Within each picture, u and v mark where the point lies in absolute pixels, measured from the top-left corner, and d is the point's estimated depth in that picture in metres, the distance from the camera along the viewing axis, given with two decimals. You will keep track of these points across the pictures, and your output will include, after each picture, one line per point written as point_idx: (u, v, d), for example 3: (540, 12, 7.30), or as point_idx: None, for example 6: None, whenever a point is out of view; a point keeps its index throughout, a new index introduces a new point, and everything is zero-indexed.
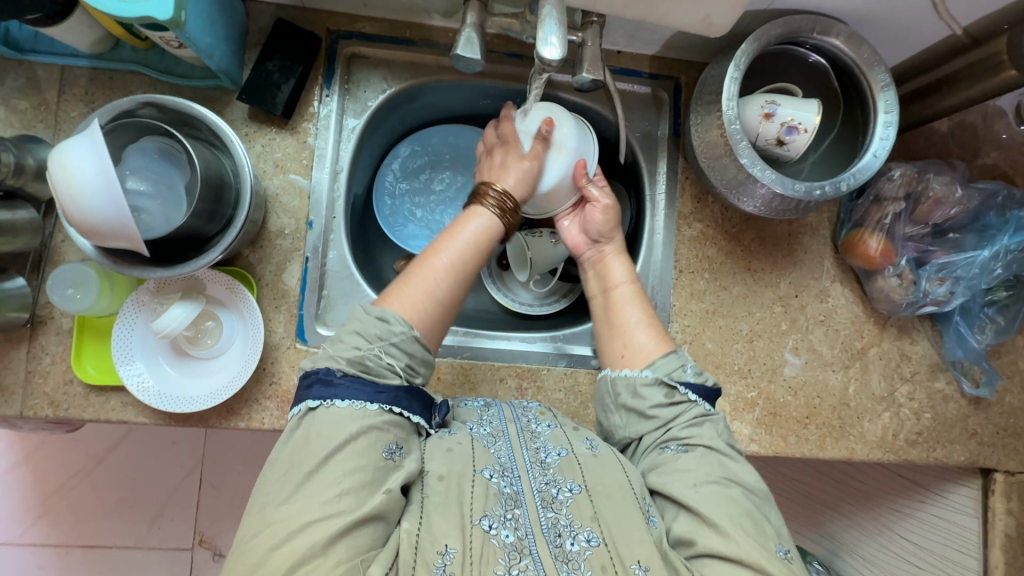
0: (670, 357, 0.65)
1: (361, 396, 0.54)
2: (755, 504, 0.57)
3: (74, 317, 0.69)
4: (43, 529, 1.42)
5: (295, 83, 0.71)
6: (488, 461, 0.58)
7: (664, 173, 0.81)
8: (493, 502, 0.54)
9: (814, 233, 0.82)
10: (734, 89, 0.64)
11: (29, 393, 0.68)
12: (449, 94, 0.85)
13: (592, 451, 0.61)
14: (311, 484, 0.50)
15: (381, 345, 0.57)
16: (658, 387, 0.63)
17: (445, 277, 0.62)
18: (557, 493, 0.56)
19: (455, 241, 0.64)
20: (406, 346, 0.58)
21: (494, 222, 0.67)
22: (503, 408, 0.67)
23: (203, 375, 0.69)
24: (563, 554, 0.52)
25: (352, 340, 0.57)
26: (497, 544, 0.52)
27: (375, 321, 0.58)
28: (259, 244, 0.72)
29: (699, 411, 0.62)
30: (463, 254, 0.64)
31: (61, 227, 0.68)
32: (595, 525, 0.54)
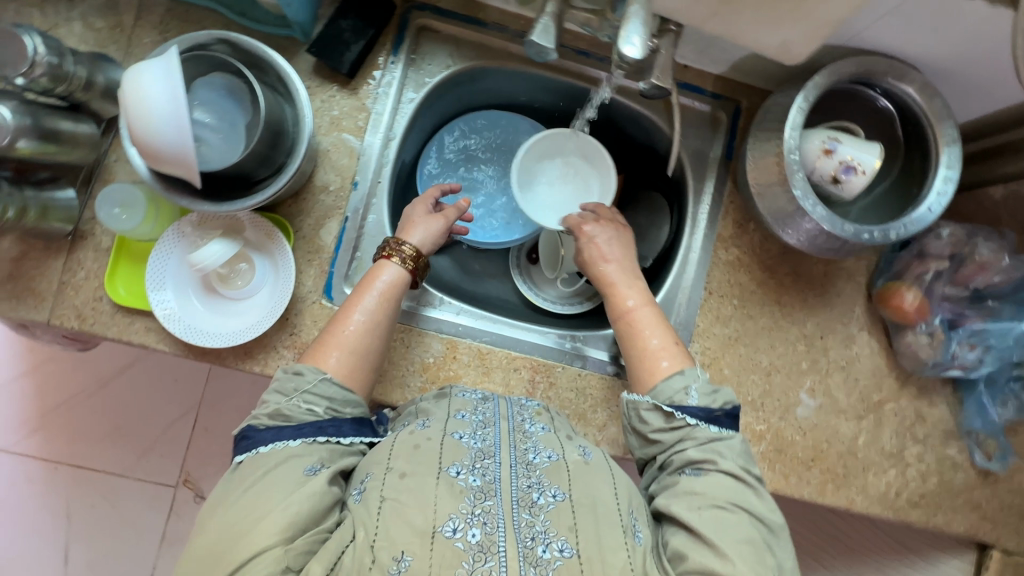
0: (673, 379, 0.65)
1: (287, 435, 0.59)
2: (764, 535, 0.57)
3: (116, 236, 0.70)
4: (37, 442, 1.48)
5: (364, 44, 0.72)
6: (458, 457, 0.58)
7: (710, 193, 0.80)
8: (461, 499, 0.55)
9: (850, 278, 0.82)
10: (799, 120, 0.64)
11: (59, 302, 0.70)
12: (510, 81, 0.85)
13: (583, 458, 0.62)
14: (253, 494, 0.55)
15: (298, 395, 0.62)
16: (657, 412, 0.64)
17: (358, 333, 0.67)
18: (538, 497, 0.57)
19: (364, 298, 0.68)
20: (323, 391, 0.62)
21: (401, 273, 0.70)
22: (500, 404, 0.67)
23: (230, 315, 0.70)
24: (533, 557, 0.53)
25: (271, 399, 0.61)
26: (461, 547, 0.52)
27: (290, 376, 0.63)
28: (302, 196, 0.73)
29: (706, 434, 0.62)
30: (372, 309, 0.68)
31: (117, 147, 0.69)
32: (571, 535, 0.54)
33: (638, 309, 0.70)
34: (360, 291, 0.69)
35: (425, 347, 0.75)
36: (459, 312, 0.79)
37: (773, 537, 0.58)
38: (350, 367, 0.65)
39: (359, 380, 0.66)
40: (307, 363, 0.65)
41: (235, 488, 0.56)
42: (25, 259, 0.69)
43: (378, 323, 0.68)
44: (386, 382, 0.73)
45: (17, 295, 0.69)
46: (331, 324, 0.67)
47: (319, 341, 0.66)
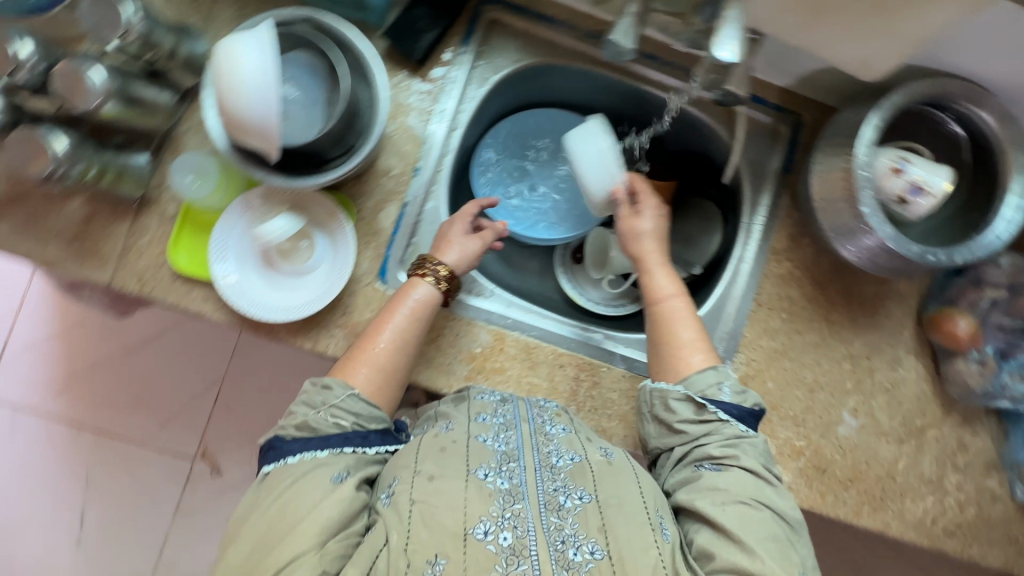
0: (707, 372, 0.67)
1: (315, 445, 0.61)
2: (786, 531, 0.59)
3: (181, 205, 0.70)
4: (62, 404, 1.51)
5: (438, 33, 0.73)
6: (484, 460, 0.60)
7: (766, 205, 0.80)
8: (490, 503, 0.56)
9: (901, 301, 0.81)
10: (871, 136, 0.64)
11: (123, 265, 0.71)
12: (572, 81, 0.85)
13: (606, 458, 0.63)
14: (286, 503, 0.57)
15: (325, 409, 0.63)
16: (688, 402, 0.65)
17: (386, 352, 0.67)
18: (564, 500, 0.58)
19: (394, 317, 0.68)
20: (351, 408, 0.64)
21: (432, 295, 0.70)
22: (519, 406, 0.67)
23: (288, 290, 0.70)
24: (565, 560, 0.54)
25: (299, 410, 0.64)
26: (493, 550, 0.53)
27: (319, 390, 0.65)
28: (364, 179, 0.73)
29: (734, 431, 0.64)
30: (401, 328, 0.68)
31: (189, 117, 0.70)
32: (601, 537, 0.56)
33: (670, 300, 0.71)
34: (391, 308, 0.69)
35: (474, 337, 0.75)
36: (508, 304, 0.79)
37: (794, 533, 0.60)
38: (378, 384, 0.66)
39: (385, 395, 0.67)
40: (335, 376, 0.66)
41: (268, 495, 0.58)
42: (93, 221, 0.71)
43: (406, 342, 0.68)
44: (432, 368, 0.74)
45: (82, 255, 0.71)
46: (360, 340, 0.68)
47: (349, 355, 0.67)
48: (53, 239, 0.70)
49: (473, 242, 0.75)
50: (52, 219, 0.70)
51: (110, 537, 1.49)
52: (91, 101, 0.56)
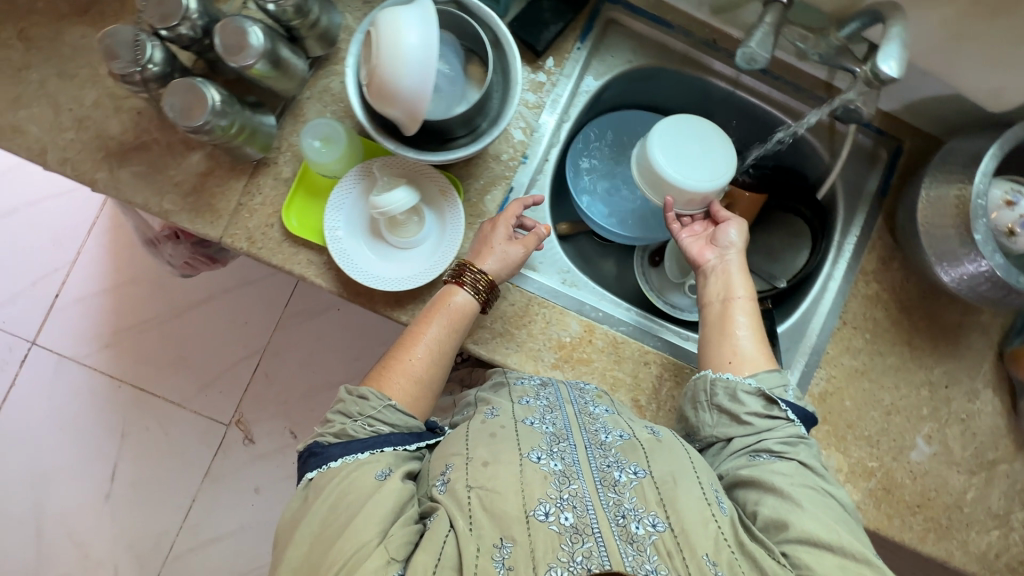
0: (775, 373, 0.66)
1: (355, 449, 0.60)
2: (845, 515, 0.60)
3: (297, 167, 0.73)
4: (106, 357, 1.53)
5: (562, 26, 0.74)
6: (534, 443, 0.59)
7: (859, 225, 0.81)
8: (547, 484, 0.55)
9: (983, 332, 0.82)
10: (990, 167, 0.65)
11: (234, 222, 0.72)
12: (677, 87, 0.86)
13: (654, 436, 0.62)
14: (339, 503, 0.56)
15: (363, 418, 0.62)
16: (758, 396, 0.64)
17: (423, 362, 0.66)
18: (619, 475, 0.57)
19: (431, 326, 0.67)
20: (388, 417, 0.63)
21: (468, 304, 0.68)
22: (560, 388, 0.68)
23: (392, 261, 0.72)
24: (628, 535, 0.53)
25: (336, 420, 0.63)
26: (557, 530, 0.52)
27: (356, 400, 0.64)
28: (475, 161, 0.75)
29: (796, 431, 0.64)
30: (439, 339, 0.67)
31: (314, 84, 0.72)
32: (660, 509, 0.54)
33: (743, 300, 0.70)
34: (428, 316, 0.68)
35: (564, 326, 0.76)
36: (600, 297, 0.80)
37: (851, 518, 0.61)
38: (415, 395, 0.66)
39: (422, 399, 0.66)
40: (369, 386, 0.65)
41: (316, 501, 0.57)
42: (211, 176, 0.72)
43: (444, 348, 0.67)
44: (521, 352, 0.75)
45: (197, 208, 0.72)
46: (398, 347, 0.67)
47: (387, 361, 0.67)
48: (170, 190, 0.72)
49: (515, 249, 0.70)
50: (172, 170, 0.72)
51: (139, 494, 1.50)
52: (248, 60, 0.58)
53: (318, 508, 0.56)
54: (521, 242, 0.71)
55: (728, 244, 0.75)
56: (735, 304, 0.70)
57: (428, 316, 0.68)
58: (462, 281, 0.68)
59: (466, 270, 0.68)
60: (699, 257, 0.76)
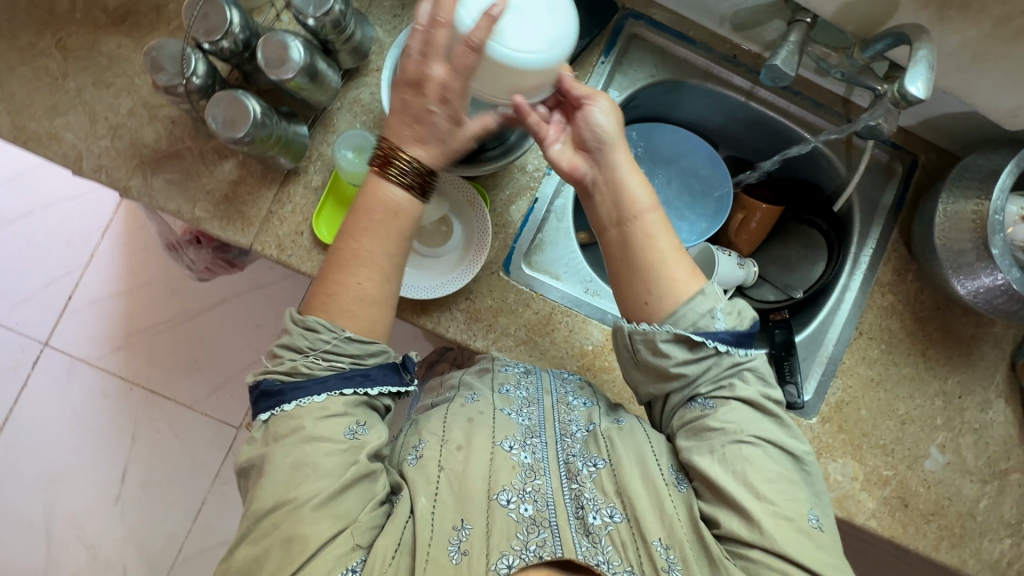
0: (697, 302, 0.60)
1: (312, 391, 0.57)
2: (792, 463, 0.58)
3: (326, 177, 0.74)
4: (117, 360, 1.54)
5: (588, 41, 0.76)
6: (509, 432, 0.62)
7: (875, 238, 0.83)
8: (513, 474, 0.59)
9: (996, 344, 0.83)
10: (1008, 183, 0.66)
11: (264, 230, 0.74)
12: (697, 100, 0.87)
13: (617, 424, 0.64)
14: (303, 469, 0.54)
15: (314, 353, 0.58)
16: (679, 343, 0.59)
17: (365, 269, 0.60)
18: (582, 467, 0.61)
19: (365, 231, 0.60)
20: (341, 349, 0.59)
21: (409, 199, 0.61)
22: (542, 376, 0.70)
23: (420, 270, 0.73)
24: (585, 527, 0.57)
25: (286, 355, 0.59)
26: (515, 518, 0.56)
27: (304, 333, 0.59)
28: (500, 171, 0.77)
29: (732, 360, 0.60)
30: (380, 243, 0.60)
31: (345, 95, 0.74)
32: (618, 501, 0.58)
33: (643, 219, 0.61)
34: (360, 220, 0.60)
35: (587, 334, 0.77)
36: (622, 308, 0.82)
37: (804, 468, 0.59)
38: (372, 321, 0.61)
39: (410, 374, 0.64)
40: (316, 316, 0.59)
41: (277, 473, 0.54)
42: (242, 185, 0.74)
43: (392, 255, 0.61)
44: (545, 359, 0.76)
45: (228, 216, 0.74)
46: (334, 261, 0.61)
47: (325, 283, 0.61)
48: (203, 198, 0.74)
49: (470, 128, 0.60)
50: (204, 179, 0.74)
51: (149, 496, 1.51)
52: (287, 74, 0.60)
53: (276, 469, 0.54)
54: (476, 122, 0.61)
55: (602, 145, 0.63)
56: (636, 225, 0.61)
57: (362, 224, 0.60)
58: (396, 175, 0.60)
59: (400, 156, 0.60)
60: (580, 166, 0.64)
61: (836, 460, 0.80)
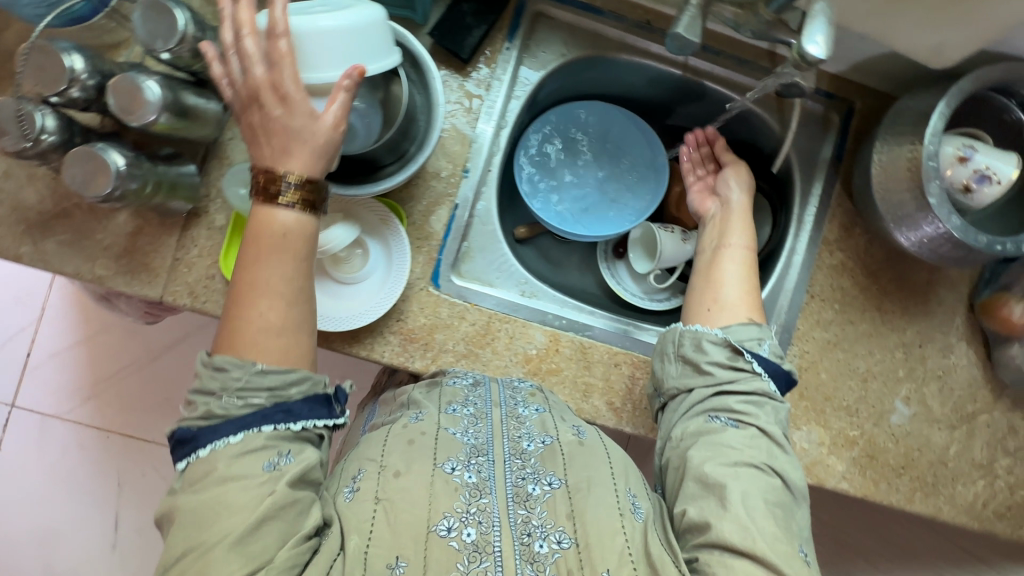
0: (750, 328, 0.67)
1: (226, 433, 0.52)
2: (789, 497, 0.58)
3: (229, 215, 0.70)
4: (89, 411, 1.50)
5: (486, 28, 0.70)
6: (452, 453, 0.58)
7: (817, 195, 0.79)
8: (455, 498, 0.54)
9: (952, 287, 0.81)
10: (940, 125, 0.62)
11: (173, 279, 0.70)
12: (619, 73, 0.82)
13: (578, 438, 0.62)
14: (213, 507, 0.49)
15: (227, 393, 0.53)
16: (723, 347, 0.65)
17: (272, 307, 0.55)
18: (533, 489, 0.56)
19: (262, 261, 0.55)
20: (256, 385, 0.54)
21: (301, 216, 0.55)
22: (491, 388, 0.67)
23: (340, 299, 0.69)
24: (530, 553, 0.52)
25: (198, 400, 0.54)
26: (456, 548, 0.51)
27: (213, 374, 0.53)
28: (415, 182, 0.72)
29: (761, 385, 0.64)
30: (280, 274, 0.55)
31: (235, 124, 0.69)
32: (569, 525, 0.54)
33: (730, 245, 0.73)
34: (252, 250, 0.55)
35: (529, 339, 0.74)
36: (561, 304, 0.79)
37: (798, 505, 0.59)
38: (282, 350, 0.55)
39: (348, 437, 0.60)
40: (223, 354, 0.54)
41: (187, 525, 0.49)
42: (141, 235, 0.69)
43: (295, 282, 0.56)
44: (488, 370, 0.73)
45: (131, 270, 0.69)
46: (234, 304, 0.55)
47: (229, 326, 0.55)
48: (101, 255, 0.69)
49: (325, 118, 0.52)
50: (99, 235, 0.69)
51: (147, 538, 1.50)
52: (149, 116, 0.55)
53: (184, 513, 0.49)
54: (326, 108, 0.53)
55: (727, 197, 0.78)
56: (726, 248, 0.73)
57: (253, 256, 0.55)
58: (278, 197, 0.54)
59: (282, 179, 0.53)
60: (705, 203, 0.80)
61: (800, 428, 0.78)
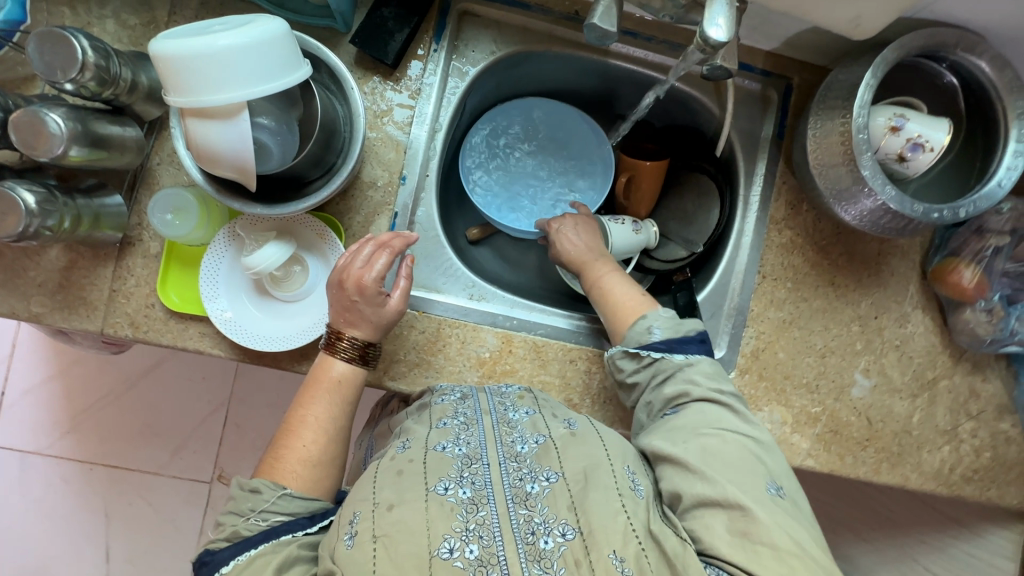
0: (636, 325, 0.68)
1: (246, 545, 0.54)
2: (753, 446, 0.57)
3: (164, 242, 0.68)
4: (69, 445, 1.37)
5: (409, 32, 0.69)
6: (443, 471, 0.54)
7: (761, 174, 0.78)
8: (453, 517, 0.51)
9: (904, 256, 0.80)
10: (868, 98, 0.62)
11: (112, 311, 0.68)
12: (554, 66, 0.82)
13: (569, 429, 0.59)
14: None
15: (254, 514, 0.56)
16: (628, 357, 0.67)
17: (316, 441, 0.61)
18: (532, 488, 0.53)
19: (315, 405, 0.62)
20: (282, 507, 0.56)
21: (351, 370, 0.64)
22: (480, 399, 0.64)
23: (284, 318, 0.68)
24: (537, 553, 0.50)
25: (228, 521, 0.56)
26: (461, 566, 0.49)
27: (247, 494, 0.57)
28: (351, 193, 0.71)
29: (673, 363, 0.64)
30: (325, 417, 0.62)
31: (160, 149, 0.68)
32: (571, 516, 0.51)
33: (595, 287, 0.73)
34: (307, 396, 0.63)
35: (480, 342, 0.74)
36: (512, 305, 0.78)
37: (766, 449, 0.58)
38: (315, 476, 0.60)
39: (319, 478, 0.60)
40: (262, 477, 0.58)
41: None
42: (74, 268, 0.68)
43: (339, 419, 0.63)
44: (442, 378, 0.73)
45: (69, 305, 0.68)
46: (282, 438, 0.61)
47: (273, 456, 0.60)
48: (36, 292, 0.68)
49: (395, 301, 0.65)
50: (33, 271, 0.68)
51: None
52: (57, 149, 0.54)
53: None
54: (397, 292, 0.66)
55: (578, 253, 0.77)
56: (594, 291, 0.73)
57: (307, 395, 0.63)
58: (337, 350, 0.64)
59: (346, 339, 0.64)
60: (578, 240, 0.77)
61: (762, 410, 0.78)
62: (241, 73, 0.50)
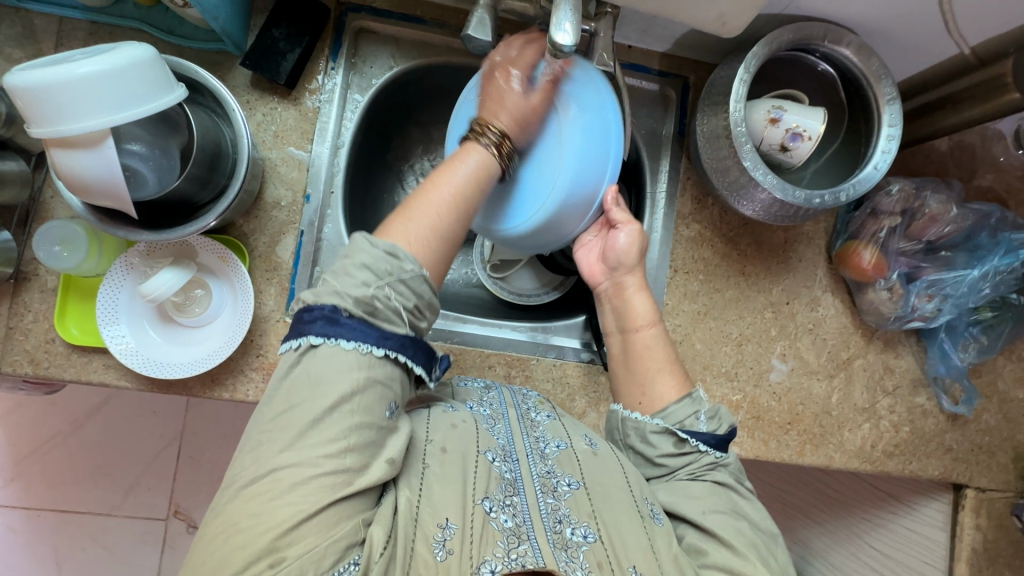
0: (684, 403, 0.64)
1: (371, 338, 0.49)
2: (762, 534, 0.59)
3: (61, 275, 0.67)
4: (15, 491, 1.27)
5: (301, 52, 0.69)
6: (491, 444, 0.56)
7: (666, 172, 0.81)
8: (495, 485, 0.53)
9: (810, 242, 0.83)
10: (742, 92, 0.64)
11: (9, 349, 0.65)
12: (457, 77, 0.84)
13: (591, 449, 0.60)
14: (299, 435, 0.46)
15: (390, 283, 0.51)
16: (667, 435, 0.62)
17: (447, 212, 0.57)
18: (556, 484, 0.56)
19: (454, 174, 0.58)
20: (414, 289, 0.52)
21: (491, 157, 0.60)
22: (503, 392, 0.65)
23: (189, 344, 0.67)
24: (562, 541, 0.52)
25: (355, 275, 0.50)
26: (496, 528, 0.50)
27: (385, 257, 0.51)
28: (254, 214, 0.71)
29: (711, 460, 0.61)
30: (461, 191, 0.58)
31: (51, 182, 0.67)
32: (592, 521, 0.54)
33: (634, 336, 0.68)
34: (447, 167, 0.59)
35: None
36: None
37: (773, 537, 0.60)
38: (436, 257, 0.56)
39: (436, 254, 0.56)
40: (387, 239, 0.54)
41: (300, 402, 0.47)
42: None
43: (470, 200, 0.58)
44: None
45: None
46: (414, 197, 0.57)
47: (400, 212, 0.56)
48: None
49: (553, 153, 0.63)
50: None
51: None
52: None
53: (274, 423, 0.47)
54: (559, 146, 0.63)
55: (617, 265, 0.71)
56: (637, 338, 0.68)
57: (445, 169, 0.59)
58: (484, 136, 0.61)
59: (488, 128, 0.61)
60: (628, 255, 0.70)
61: None
62: (90, 93, 0.48)
